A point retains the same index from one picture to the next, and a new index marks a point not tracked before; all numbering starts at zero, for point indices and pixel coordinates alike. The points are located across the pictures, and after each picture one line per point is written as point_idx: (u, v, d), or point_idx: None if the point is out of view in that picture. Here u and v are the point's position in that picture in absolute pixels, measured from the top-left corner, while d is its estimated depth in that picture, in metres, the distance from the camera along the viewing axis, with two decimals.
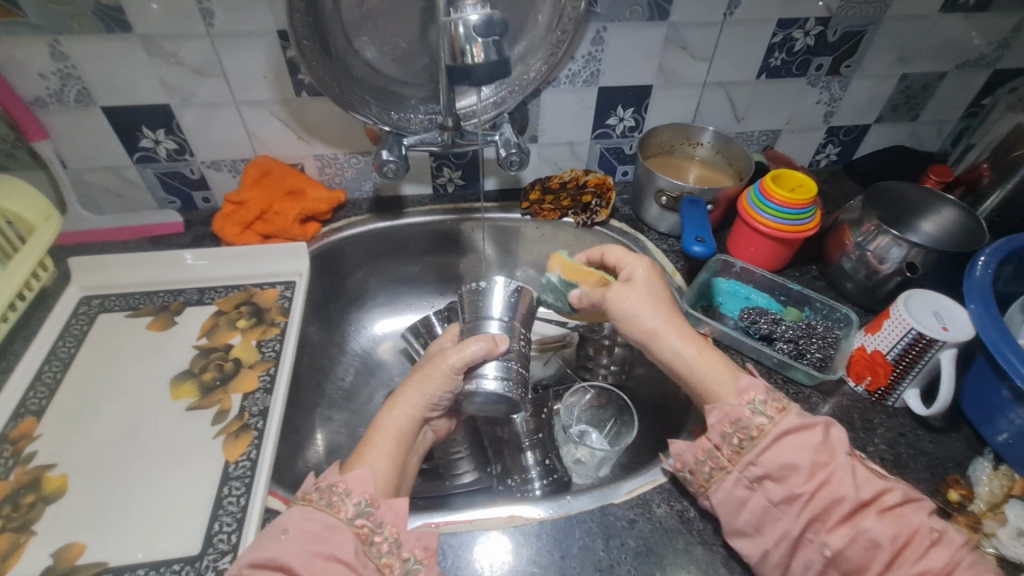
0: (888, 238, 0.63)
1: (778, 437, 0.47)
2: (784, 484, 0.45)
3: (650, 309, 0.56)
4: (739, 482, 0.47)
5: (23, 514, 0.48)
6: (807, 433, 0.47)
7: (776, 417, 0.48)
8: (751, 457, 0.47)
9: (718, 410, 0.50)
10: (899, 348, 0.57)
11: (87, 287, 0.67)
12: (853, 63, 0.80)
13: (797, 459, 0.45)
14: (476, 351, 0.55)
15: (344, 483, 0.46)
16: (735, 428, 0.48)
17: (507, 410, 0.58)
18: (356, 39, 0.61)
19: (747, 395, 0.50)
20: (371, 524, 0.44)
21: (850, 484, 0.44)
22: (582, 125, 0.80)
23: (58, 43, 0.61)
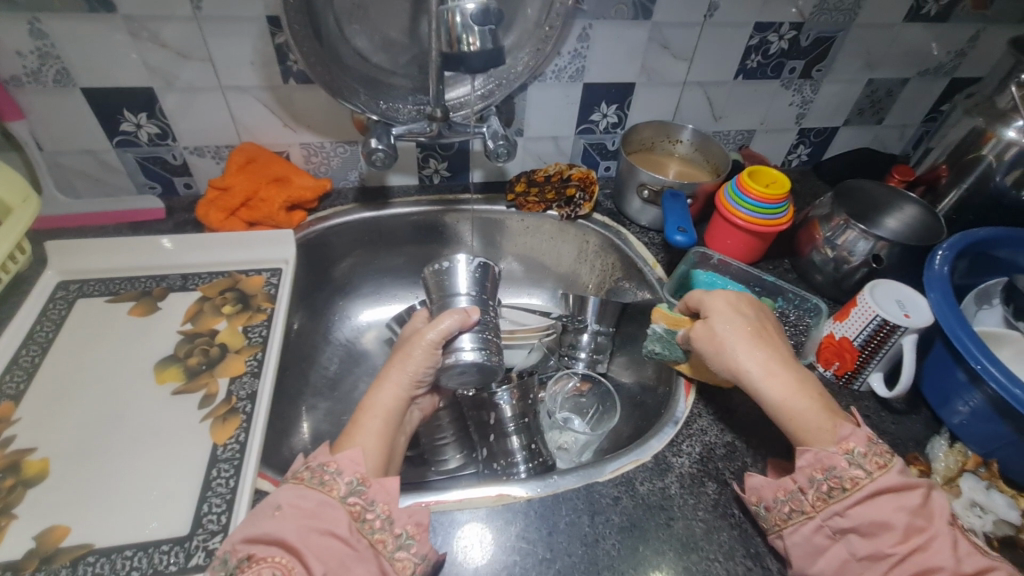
0: (855, 232, 0.67)
1: (872, 493, 0.44)
2: (872, 539, 0.43)
3: (737, 346, 0.53)
4: (819, 529, 0.45)
5: (3, 498, 0.47)
6: (906, 495, 0.44)
7: (876, 472, 0.45)
8: (838, 507, 0.45)
9: (811, 453, 0.47)
10: (866, 334, 0.60)
11: (65, 271, 0.65)
12: (824, 68, 0.84)
13: (891, 518, 0.43)
14: (450, 325, 0.58)
15: (335, 463, 0.47)
16: (826, 475, 0.46)
17: (483, 381, 0.62)
18: (347, 27, 0.62)
19: (846, 444, 0.47)
20: (363, 502, 0.45)
21: (948, 552, 0.41)
22: (567, 120, 0.82)
23: (37, 21, 0.60)
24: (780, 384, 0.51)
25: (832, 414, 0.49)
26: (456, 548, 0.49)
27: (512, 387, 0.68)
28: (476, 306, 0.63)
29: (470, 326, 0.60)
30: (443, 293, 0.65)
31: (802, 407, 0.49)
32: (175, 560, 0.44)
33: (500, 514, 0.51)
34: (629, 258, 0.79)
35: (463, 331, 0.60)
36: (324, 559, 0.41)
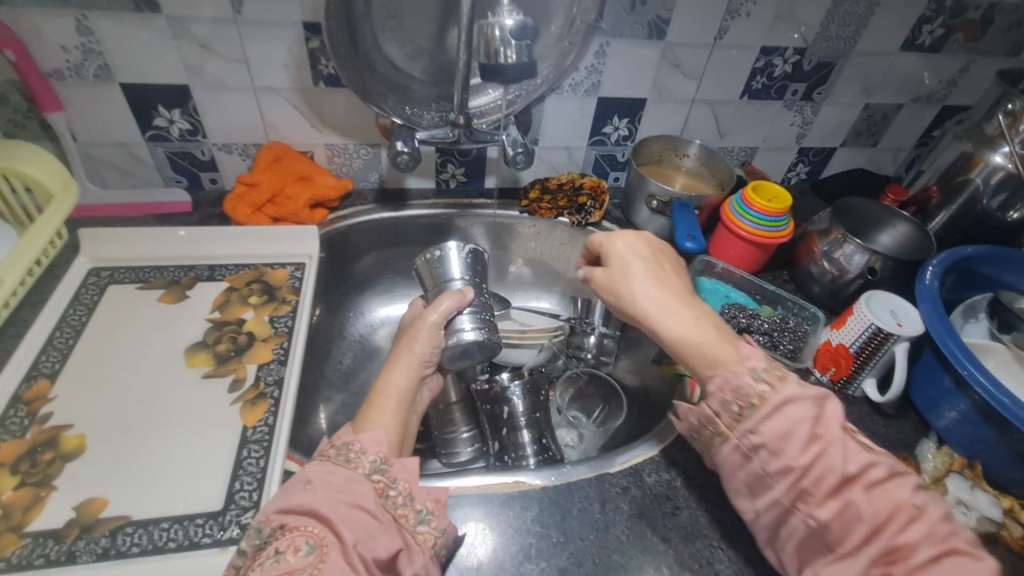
0: (852, 246, 0.71)
1: (773, 407, 0.43)
2: (779, 454, 0.43)
3: (639, 282, 0.54)
4: (732, 446, 0.45)
5: (42, 470, 0.49)
6: (807, 403, 0.43)
7: (778, 384, 0.45)
8: (748, 424, 0.44)
9: (718, 377, 0.47)
10: (860, 342, 0.64)
11: (97, 258, 0.68)
12: (824, 91, 0.89)
13: (794, 427, 0.43)
14: (449, 306, 0.62)
15: (359, 442, 0.49)
16: (735, 396, 0.46)
17: (482, 361, 0.65)
18: (380, 35, 0.65)
19: (749, 363, 0.47)
20: (386, 480, 0.47)
21: (841, 455, 0.41)
22: (580, 131, 0.86)
23: (85, 19, 0.63)
24: (685, 314, 0.51)
25: (733, 340, 0.49)
26: (474, 531, 0.52)
27: (524, 383, 0.70)
28: (472, 288, 0.66)
29: (467, 305, 0.64)
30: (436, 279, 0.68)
31: (706, 337, 0.49)
32: (209, 533, 0.46)
33: (517, 500, 0.54)
34: None
35: (461, 311, 0.63)
36: (355, 530, 0.43)
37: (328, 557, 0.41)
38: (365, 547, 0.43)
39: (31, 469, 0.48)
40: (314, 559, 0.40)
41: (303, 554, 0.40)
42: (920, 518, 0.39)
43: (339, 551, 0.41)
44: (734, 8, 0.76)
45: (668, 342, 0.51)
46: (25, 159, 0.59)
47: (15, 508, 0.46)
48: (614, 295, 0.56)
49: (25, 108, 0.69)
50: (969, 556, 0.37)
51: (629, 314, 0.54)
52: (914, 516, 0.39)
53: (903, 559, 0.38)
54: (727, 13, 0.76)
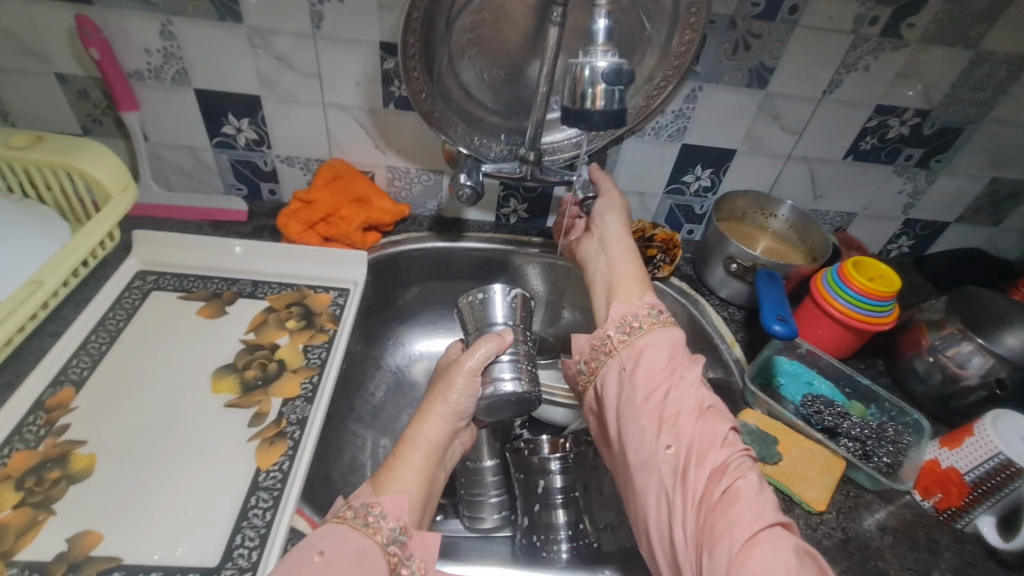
0: (971, 346, 0.60)
1: (656, 332, 0.53)
2: (643, 373, 0.51)
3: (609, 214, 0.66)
4: (615, 368, 0.53)
5: (46, 490, 0.46)
6: (678, 341, 0.53)
7: (665, 321, 0.55)
8: (635, 342, 0.53)
9: (620, 305, 0.56)
10: (981, 470, 0.52)
11: (146, 262, 0.66)
12: (944, 159, 0.78)
13: (655, 350, 0.52)
14: (486, 352, 0.56)
15: (380, 505, 0.44)
16: (631, 320, 0.55)
17: (516, 414, 0.59)
18: (458, 62, 0.61)
19: (651, 304, 0.56)
20: (402, 554, 0.42)
21: (689, 385, 0.49)
22: (657, 178, 0.79)
23: (169, 24, 0.63)
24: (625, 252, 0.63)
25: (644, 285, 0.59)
26: None
27: (565, 457, 0.62)
28: (514, 333, 0.59)
29: (506, 350, 0.57)
30: (478, 321, 0.61)
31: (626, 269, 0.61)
32: None
33: None
34: (704, 329, 0.73)
35: (500, 356, 0.57)
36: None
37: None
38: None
39: (35, 486, 0.46)
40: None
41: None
42: (729, 444, 0.45)
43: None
44: (851, 61, 0.67)
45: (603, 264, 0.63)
46: (91, 159, 0.58)
47: (9, 530, 0.43)
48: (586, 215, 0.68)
49: (104, 105, 0.69)
50: (760, 487, 0.41)
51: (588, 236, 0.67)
52: (724, 442, 0.44)
53: (714, 481, 0.42)
54: (842, 66, 0.68)
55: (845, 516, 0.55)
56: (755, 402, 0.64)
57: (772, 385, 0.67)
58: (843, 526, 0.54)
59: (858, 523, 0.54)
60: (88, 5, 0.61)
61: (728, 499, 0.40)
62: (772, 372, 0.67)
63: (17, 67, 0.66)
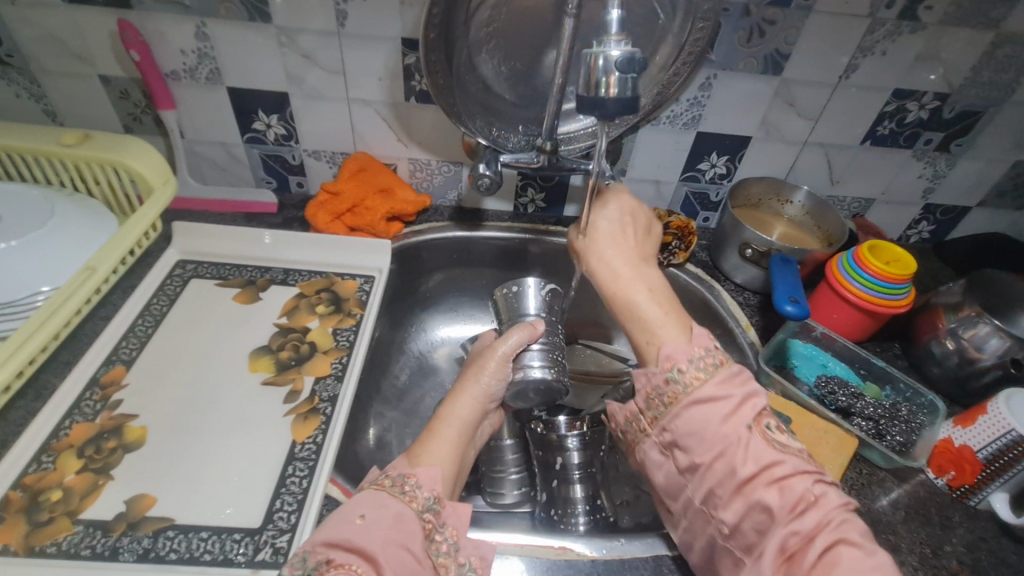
0: (988, 327, 0.60)
1: (686, 408, 0.46)
2: (688, 453, 0.45)
3: (607, 245, 0.58)
4: (655, 446, 0.49)
5: (104, 458, 0.50)
6: (718, 403, 0.45)
7: (692, 385, 0.46)
8: (664, 423, 0.47)
9: (642, 376, 0.50)
10: (994, 447, 0.53)
11: (185, 251, 0.71)
12: (964, 142, 0.77)
13: (698, 427, 0.45)
14: (518, 340, 0.59)
15: (414, 476, 0.47)
16: (655, 394, 0.48)
17: (544, 402, 0.62)
18: (476, 56, 0.63)
19: (668, 363, 0.48)
20: (436, 521, 0.44)
21: (744, 452, 0.43)
22: (672, 166, 0.80)
23: (203, 26, 0.66)
24: (640, 290, 0.55)
25: (669, 335, 0.51)
26: None
27: (583, 434, 0.64)
28: (545, 324, 0.63)
29: (537, 339, 0.60)
30: (511, 313, 0.64)
31: (646, 314, 0.53)
32: (244, 551, 0.45)
33: (561, 570, 0.49)
34: (718, 314, 0.75)
35: (531, 344, 0.60)
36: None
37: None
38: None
39: (95, 454, 0.50)
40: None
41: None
42: (815, 506, 0.40)
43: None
44: (866, 45, 0.68)
45: (618, 311, 0.55)
46: (134, 154, 0.62)
47: (74, 492, 0.47)
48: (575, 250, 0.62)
49: (144, 104, 0.74)
50: (860, 548, 0.38)
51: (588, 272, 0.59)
52: (808, 504, 0.40)
53: (804, 551, 0.39)
54: (858, 50, 0.68)
55: (857, 492, 0.56)
56: (769, 383, 0.65)
57: (787, 366, 0.68)
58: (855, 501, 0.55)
59: (870, 500, 0.56)
60: (129, 10, 0.65)
61: (825, 572, 0.37)
62: (786, 355, 0.68)
63: (64, 71, 0.70)
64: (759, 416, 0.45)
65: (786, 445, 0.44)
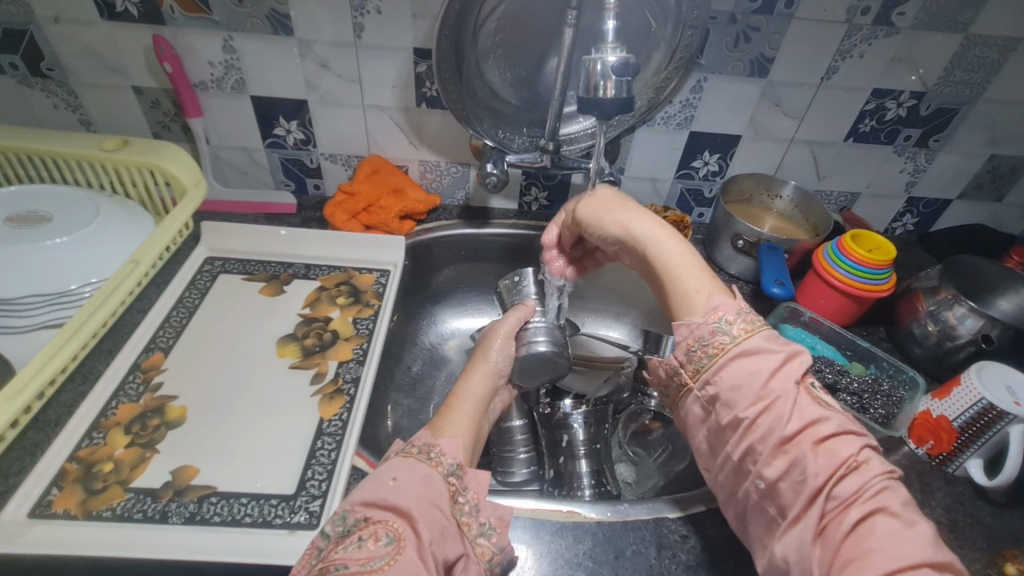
0: (964, 308, 0.65)
1: (734, 357, 0.46)
2: (731, 408, 0.46)
3: (626, 209, 0.56)
4: (696, 401, 0.48)
5: (149, 433, 0.54)
6: (768, 357, 0.46)
7: (741, 335, 0.47)
8: (708, 374, 0.47)
9: (684, 327, 0.49)
10: (967, 415, 0.58)
11: (213, 249, 0.75)
12: (942, 138, 0.82)
13: (744, 380, 0.45)
14: (517, 319, 0.66)
15: (439, 446, 0.50)
16: (699, 345, 0.48)
17: (551, 377, 0.67)
18: (484, 64, 0.68)
19: (715, 314, 0.48)
20: (459, 484, 0.48)
21: (791, 409, 0.44)
22: (667, 164, 0.85)
23: (231, 39, 0.72)
24: (677, 247, 0.53)
25: (713, 286, 0.51)
26: (523, 555, 0.51)
27: (586, 412, 0.72)
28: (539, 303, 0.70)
29: (534, 319, 0.67)
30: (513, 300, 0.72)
31: (688, 266, 0.52)
32: (281, 514, 0.50)
33: (570, 530, 0.54)
34: None
35: (531, 323, 0.66)
36: (430, 531, 0.42)
37: (404, 552, 0.40)
38: (437, 549, 0.42)
39: (141, 430, 0.55)
40: (391, 550, 0.40)
41: (381, 544, 0.40)
42: (856, 472, 0.41)
43: (415, 548, 0.41)
44: (846, 48, 0.73)
45: (658, 270, 0.53)
46: (169, 158, 0.67)
47: (124, 464, 0.52)
48: (587, 220, 0.59)
49: (173, 113, 0.79)
50: (899, 518, 0.39)
51: (613, 236, 0.56)
52: (849, 469, 0.41)
53: (838, 516, 0.40)
54: (838, 53, 0.73)
55: None
56: None
57: None
58: None
59: None
60: (162, 26, 0.70)
61: (858, 539, 0.39)
62: None
63: (100, 83, 0.75)
64: (803, 373, 0.47)
65: (830, 405, 0.45)
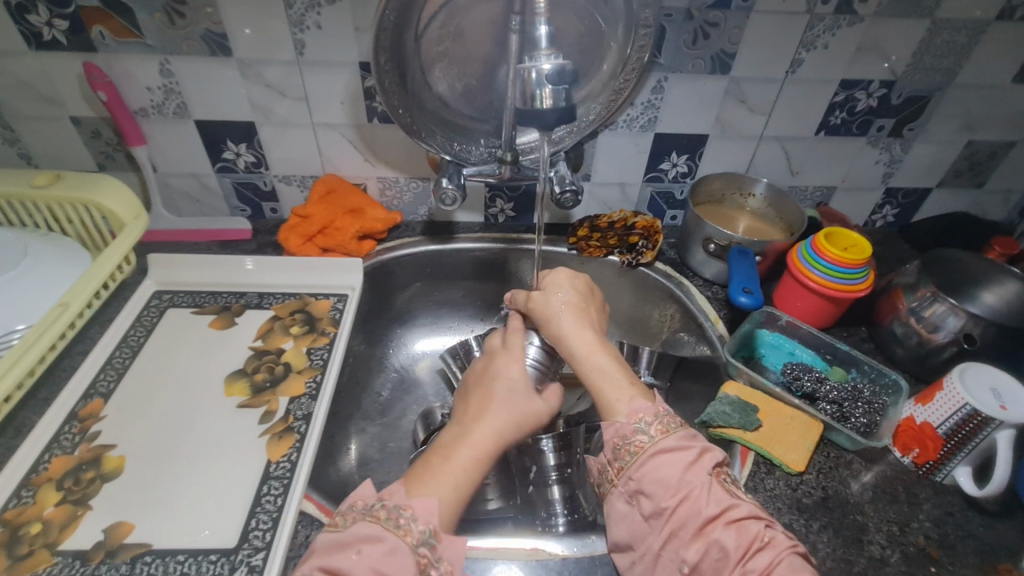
0: (944, 306, 0.62)
1: (651, 456, 0.49)
2: (652, 498, 0.48)
3: (567, 319, 0.61)
4: (619, 497, 0.50)
5: (82, 488, 0.51)
6: (683, 452, 0.49)
7: (658, 436, 0.50)
8: (630, 471, 0.49)
9: (609, 428, 0.53)
10: (952, 422, 0.55)
11: (161, 282, 0.72)
12: (916, 127, 0.79)
13: (664, 474, 0.48)
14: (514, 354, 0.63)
15: (411, 508, 0.46)
16: (623, 443, 0.51)
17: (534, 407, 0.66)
18: (431, 74, 0.65)
19: (636, 416, 0.52)
20: (432, 556, 0.44)
21: (705, 497, 0.46)
22: (635, 168, 0.82)
23: (167, 63, 0.68)
24: (601, 358, 0.58)
25: (633, 391, 0.55)
26: None
27: (556, 436, 0.66)
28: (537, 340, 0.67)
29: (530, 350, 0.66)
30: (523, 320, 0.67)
31: (611, 375, 0.56)
32: (219, 572, 0.46)
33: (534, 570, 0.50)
34: (689, 311, 0.77)
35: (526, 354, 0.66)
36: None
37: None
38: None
39: (73, 486, 0.51)
40: None
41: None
42: (769, 546, 0.43)
43: None
44: (809, 39, 0.70)
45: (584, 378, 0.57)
46: (105, 192, 0.64)
47: (53, 524, 0.48)
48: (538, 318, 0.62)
49: (115, 142, 0.76)
50: None
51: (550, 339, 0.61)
52: (763, 544, 0.44)
53: None
54: (801, 45, 0.70)
55: (826, 476, 0.57)
56: (737, 374, 0.66)
57: (754, 356, 0.70)
58: (823, 485, 0.56)
59: (839, 483, 0.56)
60: (94, 53, 0.67)
61: None
62: (754, 345, 0.70)
63: (35, 115, 0.72)
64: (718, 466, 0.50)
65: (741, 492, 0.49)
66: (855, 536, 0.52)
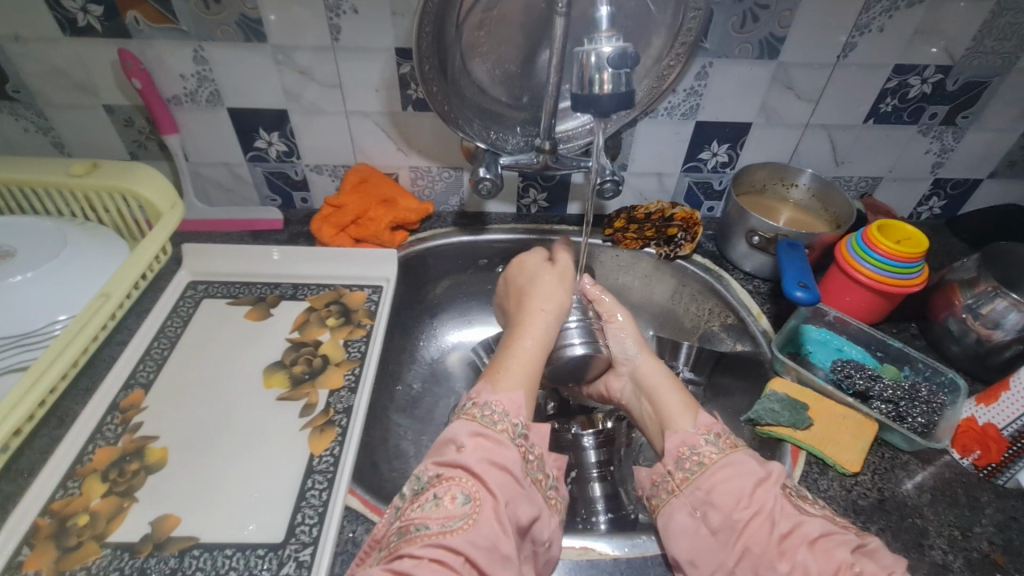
0: (1006, 302, 0.59)
1: (720, 467, 0.48)
2: (721, 509, 0.46)
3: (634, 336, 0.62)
4: (683, 509, 0.48)
5: (127, 480, 0.51)
6: (754, 466, 0.48)
7: (726, 449, 0.50)
8: (698, 482, 0.48)
9: (676, 437, 0.52)
10: (1019, 425, 0.53)
11: (195, 272, 0.72)
12: (971, 115, 0.76)
13: (736, 483, 0.47)
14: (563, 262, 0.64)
15: (501, 403, 0.51)
16: (688, 453, 0.50)
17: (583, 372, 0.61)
18: (470, 60, 0.63)
19: (705, 428, 0.52)
20: (528, 443, 0.49)
21: (780, 515, 0.45)
22: (674, 158, 0.80)
23: (201, 49, 0.67)
24: (676, 396, 0.57)
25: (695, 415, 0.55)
26: None
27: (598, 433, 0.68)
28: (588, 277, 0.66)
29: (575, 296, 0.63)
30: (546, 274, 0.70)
31: (680, 408, 0.55)
32: (268, 566, 0.46)
33: (584, 570, 0.49)
34: (728, 304, 0.75)
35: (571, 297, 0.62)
36: (501, 487, 0.44)
37: (482, 510, 0.43)
38: (512, 508, 0.44)
39: (118, 477, 0.51)
40: (469, 509, 0.43)
41: (459, 503, 0.43)
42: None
43: (491, 508, 0.43)
44: (863, 23, 0.67)
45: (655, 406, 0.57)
46: (141, 180, 0.63)
47: (100, 516, 0.48)
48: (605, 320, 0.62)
49: (148, 131, 0.75)
50: None
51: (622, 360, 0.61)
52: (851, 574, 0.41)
53: None
54: (855, 28, 0.67)
55: (881, 477, 0.55)
56: (783, 370, 0.65)
57: (801, 353, 0.67)
58: (879, 487, 0.54)
59: (894, 484, 0.54)
60: (128, 39, 0.66)
61: None
62: (801, 341, 0.68)
63: (69, 103, 0.71)
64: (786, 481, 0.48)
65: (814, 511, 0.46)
66: (915, 540, 0.50)
